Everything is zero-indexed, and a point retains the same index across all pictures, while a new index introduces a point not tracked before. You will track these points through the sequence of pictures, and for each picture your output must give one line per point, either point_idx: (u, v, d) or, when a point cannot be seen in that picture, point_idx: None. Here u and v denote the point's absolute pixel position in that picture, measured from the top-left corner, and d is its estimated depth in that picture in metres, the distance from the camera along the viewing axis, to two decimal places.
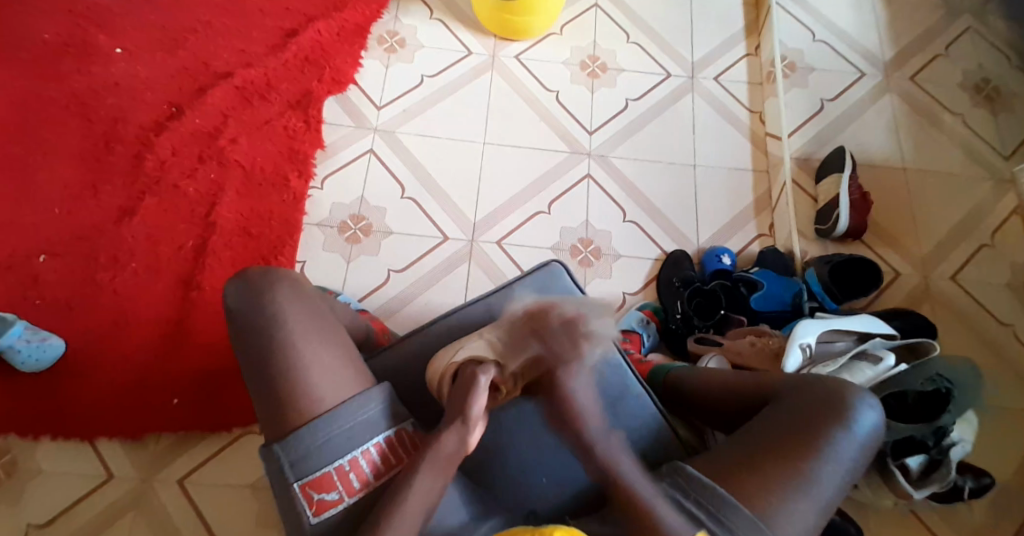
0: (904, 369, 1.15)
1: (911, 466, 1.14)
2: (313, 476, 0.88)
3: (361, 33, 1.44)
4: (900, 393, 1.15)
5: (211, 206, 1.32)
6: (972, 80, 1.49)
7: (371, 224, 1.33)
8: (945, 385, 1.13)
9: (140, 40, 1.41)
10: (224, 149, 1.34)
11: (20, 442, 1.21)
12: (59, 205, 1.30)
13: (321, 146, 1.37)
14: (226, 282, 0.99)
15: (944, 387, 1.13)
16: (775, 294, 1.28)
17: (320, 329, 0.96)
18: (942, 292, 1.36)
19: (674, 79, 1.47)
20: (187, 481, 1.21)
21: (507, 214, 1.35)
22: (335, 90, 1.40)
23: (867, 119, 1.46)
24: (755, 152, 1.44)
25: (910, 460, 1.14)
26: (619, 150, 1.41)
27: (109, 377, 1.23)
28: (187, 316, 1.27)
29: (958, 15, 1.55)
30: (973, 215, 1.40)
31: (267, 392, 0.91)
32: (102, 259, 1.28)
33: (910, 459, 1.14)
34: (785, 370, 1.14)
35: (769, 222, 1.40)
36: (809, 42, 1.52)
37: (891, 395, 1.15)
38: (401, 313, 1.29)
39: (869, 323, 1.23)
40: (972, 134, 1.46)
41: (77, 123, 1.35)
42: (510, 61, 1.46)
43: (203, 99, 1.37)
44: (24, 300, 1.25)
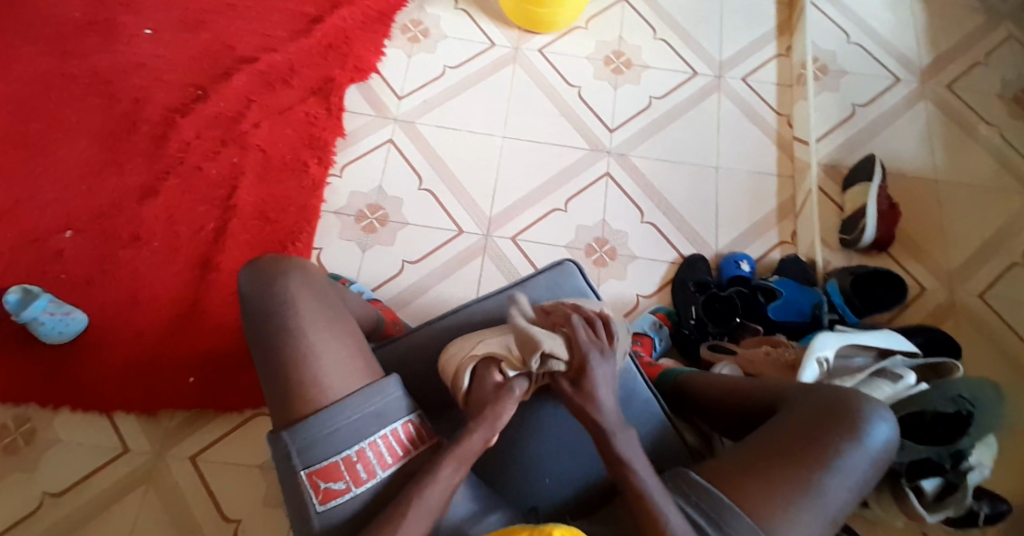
0: (925, 388, 1.12)
1: (926, 488, 1.10)
2: (320, 464, 0.89)
3: (385, 22, 1.44)
4: (918, 412, 1.11)
5: (231, 189, 1.33)
6: (1011, 90, 1.43)
7: (387, 214, 1.34)
8: (967, 408, 1.09)
9: (169, 22, 1.42)
10: (246, 133, 1.35)
11: (38, 413, 1.24)
12: (84, 182, 1.32)
13: (341, 134, 1.37)
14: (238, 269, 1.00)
15: (966, 409, 1.09)
16: (794, 303, 1.26)
17: (330, 318, 0.96)
18: (968, 308, 1.32)
19: (700, 78, 1.44)
20: (198, 459, 1.24)
21: (523, 209, 1.34)
22: (357, 78, 1.40)
23: (899, 127, 1.41)
24: (780, 156, 1.41)
25: (924, 482, 1.10)
26: (639, 149, 1.39)
27: (127, 353, 1.26)
28: (205, 297, 1.29)
29: (1000, 21, 1.49)
30: (1007, 230, 1.35)
31: (275, 379, 0.92)
32: (124, 237, 1.30)
33: (925, 481, 1.10)
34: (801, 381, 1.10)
35: (792, 229, 1.37)
36: (842, 45, 1.47)
37: (909, 413, 1.13)
38: (412, 305, 1.29)
39: (891, 338, 1.20)
40: (1009, 145, 1.40)
41: (105, 102, 1.37)
42: (533, 54, 1.44)
43: (228, 83, 1.38)
44: (47, 273, 1.28)
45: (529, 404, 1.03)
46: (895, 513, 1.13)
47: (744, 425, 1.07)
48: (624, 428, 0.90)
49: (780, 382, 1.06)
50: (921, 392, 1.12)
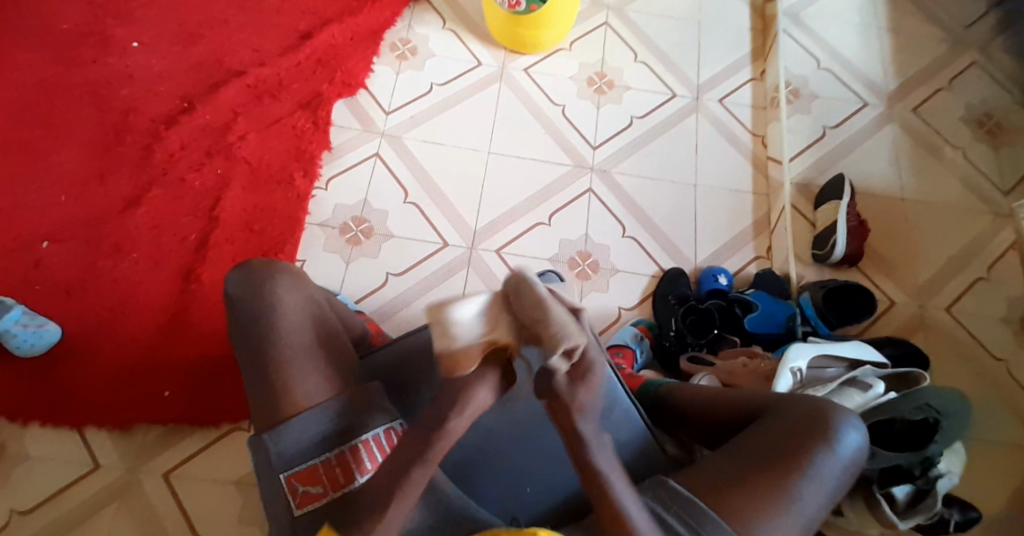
0: (893, 396, 1.16)
1: (898, 496, 1.14)
2: (299, 468, 0.90)
3: (374, 39, 1.46)
4: (888, 420, 1.15)
5: (216, 200, 1.33)
6: (974, 115, 1.51)
7: (372, 227, 1.35)
8: (933, 415, 1.11)
9: (157, 34, 1.43)
10: (233, 145, 1.36)
11: (10, 426, 1.22)
12: (65, 192, 1.31)
13: (328, 147, 1.39)
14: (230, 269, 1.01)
15: (932, 417, 1.11)
16: (770, 316, 1.31)
17: (316, 322, 0.98)
18: (936, 322, 1.37)
19: (679, 99, 1.49)
20: (174, 474, 1.21)
21: (507, 223, 1.36)
22: (346, 93, 1.42)
23: (868, 148, 1.48)
24: (756, 174, 1.46)
25: (896, 489, 1.14)
26: (621, 166, 1.43)
27: (105, 365, 1.24)
28: (187, 308, 1.28)
29: (963, 50, 1.57)
30: (971, 247, 1.42)
31: (261, 379, 0.93)
32: (104, 247, 1.29)
33: (897, 488, 1.14)
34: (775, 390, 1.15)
35: (767, 245, 1.42)
36: (814, 70, 1.53)
37: (880, 422, 1.16)
38: (397, 316, 1.30)
39: (861, 350, 1.26)
40: (973, 168, 1.47)
41: (89, 111, 1.36)
42: (519, 73, 1.47)
43: (216, 95, 1.38)
44: (24, 283, 1.26)
45: (517, 411, 1.04)
46: (870, 523, 1.15)
47: (721, 435, 1.09)
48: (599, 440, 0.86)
49: (755, 393, 1.08)
50: (890, 400, 1.17)
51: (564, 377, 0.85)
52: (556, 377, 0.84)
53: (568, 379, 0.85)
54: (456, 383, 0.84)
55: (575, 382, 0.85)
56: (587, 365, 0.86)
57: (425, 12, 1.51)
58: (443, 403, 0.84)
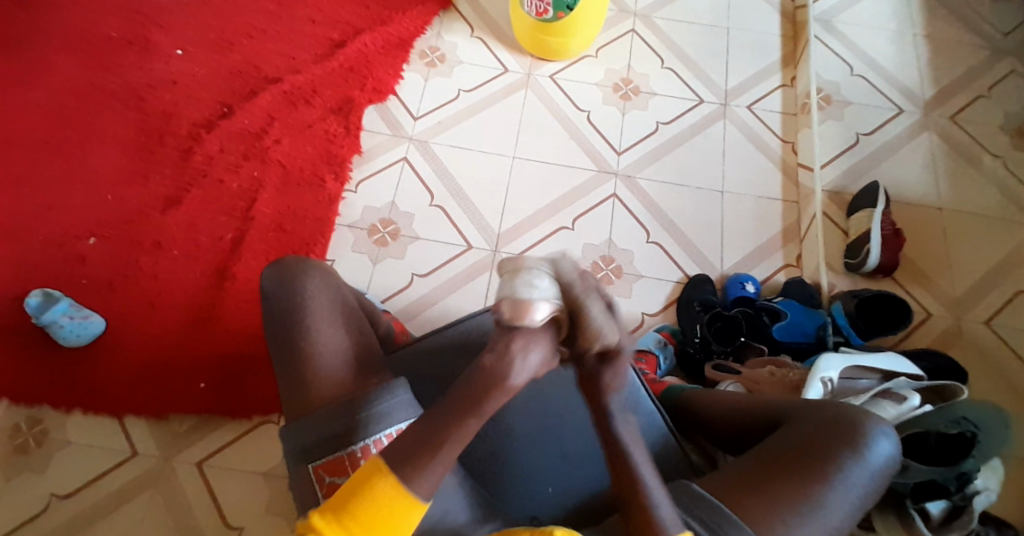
0: (929, 409, 1.12)
1: (932, 511, 1.09)
2: (325, 459, 0.93)
3: (404, 47, 1.51)
4: (921, 433, 1.10)
5: (250, 201, 1.38)
6: (1015, 122, 1.46)
7: (399, 228, 1.38)
8: (971, 430, 1.06)
9: (200, 43, 1.50)
10: (268, 149, 1.41)
11: (52, 414, 1.27)
12: (112, 192, 1.38)
13: (358, 152, 1.43)
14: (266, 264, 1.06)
15: (969, 431, 1.06)
16: (798, 325, 1.28)
17: (342, 320, 1.02)
18: (974, 335, 1.32)
19: (706, 105, 1.49)
20: (205, 464, 1.25)
21: (531, 227, 1.38)
22: (376, 99, 1.46)
23: (902, 156, 1.44)
24: (785, 181, 1.44)
25: (930, 504, 1.09)
26: (646, 171, 1.43)
27: (142, 357, 1.29)
28: (220, 304, 1.33)
29: (1003, 56, 1.52)
30: (1012, 259, 1.37)
31: (290, 375, 0.98)
32: (146, 245, 1.35)
33: (931, 504, 1.09)
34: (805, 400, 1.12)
35: (797, 253, 1.39)
36: (846, 76, 1.51)
37: (912, 435, 1.11)
38: (420, 316, 1.32)
39: (895, 361, 1.21)
40: (1014, 177, 1.42)
41: (136, 116, 1.44)
42: (544, 80, 1.49)
43: (253, 101, 1.44)
44: (70, 278, 1.33)
45: (529, 407, 1.04)
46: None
47: (746, 441, 1.07)
48: (626, 417, 0.88)
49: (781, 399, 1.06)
50: (925, 413, 1.12)
51: (598, 360, 0.84)
52: (590, 361, 0.84)
53: (600, 361, 0.83)
54: (489, 369, 0.78)
55: (609, 365, 0.83)
56: (619, 351, 0.82)
57: (455, 21, 1.55)
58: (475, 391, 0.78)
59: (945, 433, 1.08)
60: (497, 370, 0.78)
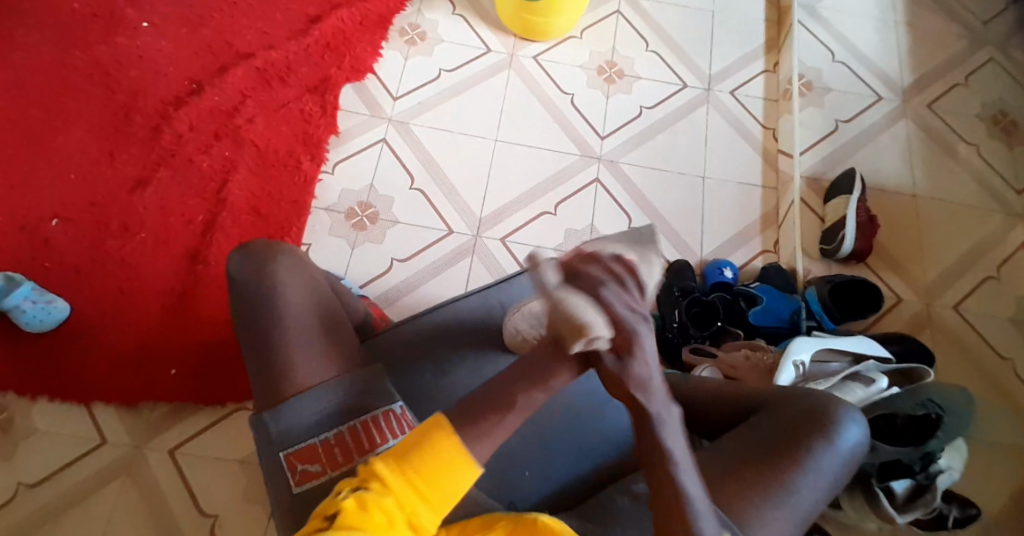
0: (896, 393, 1.17)
1: (897, 490, 1.13)
2: (298, 446, 0.94)
3: (383, 25, 1.46)
4: (889, 415, 1.14)
5: (223, 183, 1.34)
6: (990, 111, 1.48)
7: (378, 212, 1.35)
8: (935, 411, 1.13)
9: (167, 16, 1.43)
10: (240, 128, 1.36)
11: (18, 401, 1.23)
12: (74, 171, 1.32)
13: (336, 132, 1.39)
14: (232, 253, 1.03)
15: (935, 413, 1.12)
16: (775, 309, 1.30)
17: (317, 303, 1.01)
18: (944, 321, 1.35)
19: (690, 90, 1.47)
20: (178, 451, 1.23)
21: (512, 212, 1.36)
22: (354, 78, 1.42)
23: (881, 143, 1.45)
24: (765, 168, 1.44)
25: (895, 483, 1.13)
26: (629, 156, 1.42)
27: (109, 343, 1.26)
28: (193, 290, 1.29)
29: (982, 45, 1.54)
30: (981, 247, 1.40)
31: (263, 358, 0.96)
32: (113, 227, 1.30)
33: (896, 483, 1.13)
34: (778, 383, 1.15)
35: (775, 238, 1.41)
36: (828, 63, 1.51)
37: (881, 416, 1.15)
38: (400, 303, 1.31)
39: (864, 344, 1.24)
40: (986, 166, 1.45)
41: (98, 90, 1.37)
42: (528, 61, 1.46)
43: (225, 78, 1.39)
44: (33, 261, 1.28)
45: None
46: (869, 518, 1.14)
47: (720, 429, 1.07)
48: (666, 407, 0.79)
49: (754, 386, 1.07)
50: (892, 396, 1.16)
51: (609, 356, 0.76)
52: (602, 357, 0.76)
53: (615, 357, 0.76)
54: (542, 354, 0.80)
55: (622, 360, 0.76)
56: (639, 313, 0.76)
57: None
58: (535, 371, 0.80)
59: (912, 414, 1.14)
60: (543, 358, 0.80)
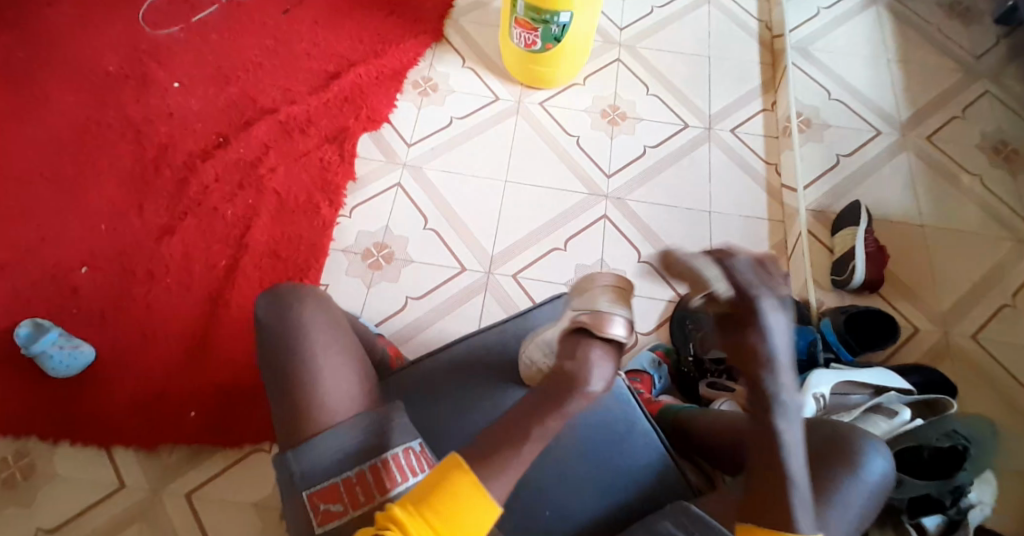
0: (920, 423, 1.13)
1: (928, 526, 1.08)
2: (320, 486, 0.95)
3: (397, 78, 1.55)
4: (914, 447, 1.11)
5: (245, 228, 1.39)
6: (990, 141, 1.51)
7: (393, 252, 1.39)
8: (962, 443, 1.09)
9: (196, 76, 1.53)
10: (263, 177, 1.43)
11: (39, 446, 1.25)
12: (106, 222, 1.39)
13: (352, 178, 1.45)
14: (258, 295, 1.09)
15: (962, 445, 1.09)
16: (790, 340, 1.28)
17: (339, 342, 1.05)
18: (962, 348, 1.34)
19: (691, 129, 1.53)
20: (194, 495, 1.23)
21: (523, 249, 1.40)
22: (370, 127, 1.50)
23: (883, 176, 1.49)
24: (770, 202, 1.48)
25: (926, 519, 1.08)
26: (635, 193, 1.46)
27: (131, 386, 1.28)
28: (213, 330, 1.32)
29: (975, 79, 1.58)
30: (994, 274, 1.40)
31: (285, 396, 1.00)
32: (140, 273, 1.36)
33: (927, 518, 1.08)
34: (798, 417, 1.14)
35: (785, 271, 1.42)
36: (824, 100, 1.57)
37: (906, 449, 1.12)
38: (414, 339, 1.33)
39: (886, 376, 1.21)
40: (990, 194, 1.47)
41: (131, 147, 1.45)
42: (534, 107, 1.54)
43: (249, 131, 1.47)
44: (62, 308, 1.32)
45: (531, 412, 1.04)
46: None
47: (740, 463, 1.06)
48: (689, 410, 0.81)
49: None
50: (917, 427, 1.13)
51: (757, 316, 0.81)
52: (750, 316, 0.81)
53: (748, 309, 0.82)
54: (569, 373, 0.86)
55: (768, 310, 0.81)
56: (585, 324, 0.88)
57: (447, 52, 1.60)
58: (558, 394, 0.85)
59: (938, 446, 1.09)
60: (575, 371, 0.85)
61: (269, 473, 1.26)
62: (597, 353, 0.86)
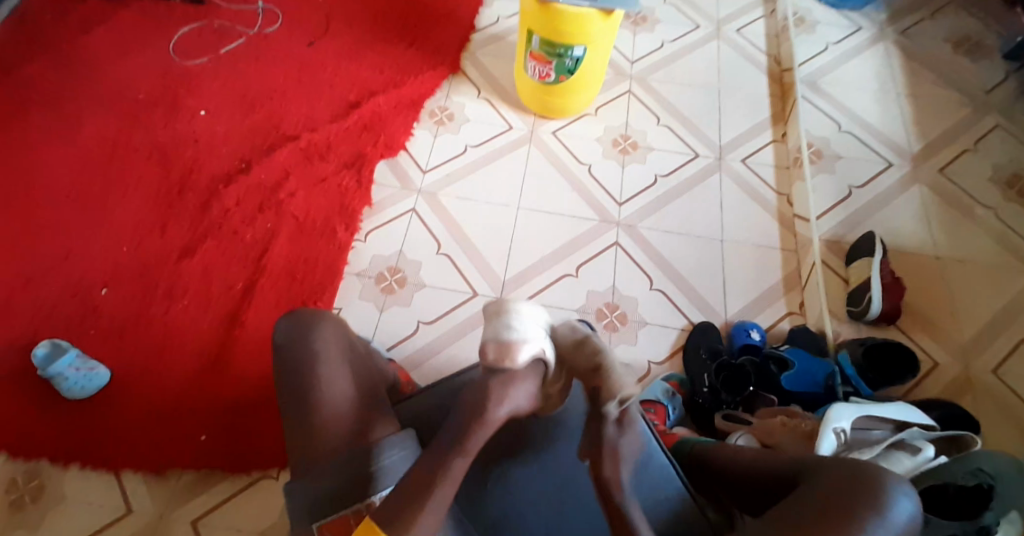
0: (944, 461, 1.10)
1: None
2: (330, 517, 0.94)
3: (415, 107, 1.58)
4: (939, 486, 1.08)
5: (263, 251, 1.41)
6: (1003, 174, 1.52)
7: (406, 276, 1.40)
8: (988, 481, 1.06)
9: (221, 104, 1.57)
10: (282, 202, 1.46)
11: (49, 467, 1.24)
12: (127, 244, 1.41)
13: (369, 204, 1.47)
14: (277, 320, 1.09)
15: (987, 483, 1.05)
16: (807, 373, 1.27)
17: (352, 366, 1.05)
18: (983, 383, 1.32)
19: (703, 159, 1.55)
20: (202, 522, 1.22)
21: (537, 274, 1.40)
22: (387, 154, 1.52)
23: (896, 206, 1.49)
24: (783, 231, 1.48)
25: None
26: (647, 221, 1.47)
27: (144, 407, 1.28)
28: (228, 351, 1.33)
29: (986, 113, 1.60)
30: (1011, 308, 1.39)
31: (297, 420, 0.99)
32: (157, 295, 1.37)
33: None
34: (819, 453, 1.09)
35: (800, 300, 1.41)
36: (836, 132, 1.58)
37: (931, 487, 1.09)
38: (426, 364, 1.33)
39: (907, 411, 1.18)
40: (1006, 226, 1.47)
41: (155, 170, 1.49)
42: (547, 136, 1.56)
43: (270, 157, 1.50)
44: (79, 327, 1.34)
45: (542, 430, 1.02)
46: None
47: (755, 494, 1.05)
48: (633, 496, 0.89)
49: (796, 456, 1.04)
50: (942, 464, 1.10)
51: (614, 423, 0.92)
52: (606, 424, 0.92)
53: (617, 424, 0.92)
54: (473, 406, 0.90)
55: (624, 428, 0.93)
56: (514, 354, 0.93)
57: (463, 83, 1.64)
58: (465, 426, 0.88)
59: (963, 484, 1.07)
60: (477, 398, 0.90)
61: (278, 498, 1.24)
62: (501, 378, 0.91)
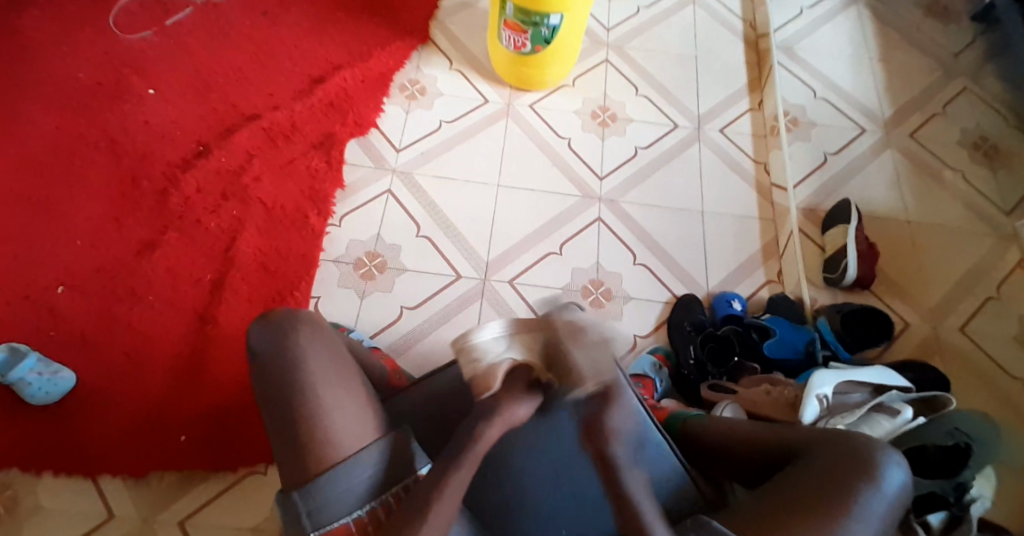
0: (922, 423, 1.12)
1: (933, 521, 1.04)
2: (330, 528, 0.85)
3: (384, 81, 1.51)
4: (918, 447, 1.10)
5: (231, 240, 1.34)
6: (970, 138, 1.55)
7: (385, 261, 1.35)
8: (965, 439, 1.07)
9: (174, 82, 1.47)
10: (248, 186, 1.38)
11: (20, 478, 1.17)
12: (82, 237, 1.32)
13: (342, 186, 1.41)
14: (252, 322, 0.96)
15: (963, 442, 1.07)
16: (788, 341, 1.27)
17: (342, 369, 0.92)
18: (952, 342, 1.36)
19: (681, 130, 1.53)
20: (188, 523, 1.17)
21: (520, 253, 1.38)
22: (358, 132, 1.46)
23: (870, 172, 1.51)
24: (760, 201, 1.48)
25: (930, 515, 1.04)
26: (629, 195, 1.45)
27: (116, 410, 1.21)
28: (201, 348, 1.26)
29: (953, 77, 1.62)
30: (977, 269, 1.43)
31: (288, 436, 0.87)
32: (120, 290, 1.29)
33: (932, 515, 1.04)
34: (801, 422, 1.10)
35: (778, 268, 1.42)
36: (810, 99, 1.58)
37: (910, 449, 1.10)
38: (411, 351, 1.29)
39: (884, 374, 1.18)
40: (973, 190, 1.50)
41: (107, 157, 1.39)
42: (524, 109, 1.52)
43: (231, 139, 1.42)
44: (37, 329, 1.25)
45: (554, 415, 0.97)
46: None
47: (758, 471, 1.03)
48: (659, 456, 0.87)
49: (784, 430, 1.03)
50: (920, 426, 1.11)
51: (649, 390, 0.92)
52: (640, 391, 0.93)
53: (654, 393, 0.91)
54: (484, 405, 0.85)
55: None
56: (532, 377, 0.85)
57: (434, 55, 1.57)
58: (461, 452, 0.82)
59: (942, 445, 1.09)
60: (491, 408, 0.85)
61: (266, 494, 1.20)
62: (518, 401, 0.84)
